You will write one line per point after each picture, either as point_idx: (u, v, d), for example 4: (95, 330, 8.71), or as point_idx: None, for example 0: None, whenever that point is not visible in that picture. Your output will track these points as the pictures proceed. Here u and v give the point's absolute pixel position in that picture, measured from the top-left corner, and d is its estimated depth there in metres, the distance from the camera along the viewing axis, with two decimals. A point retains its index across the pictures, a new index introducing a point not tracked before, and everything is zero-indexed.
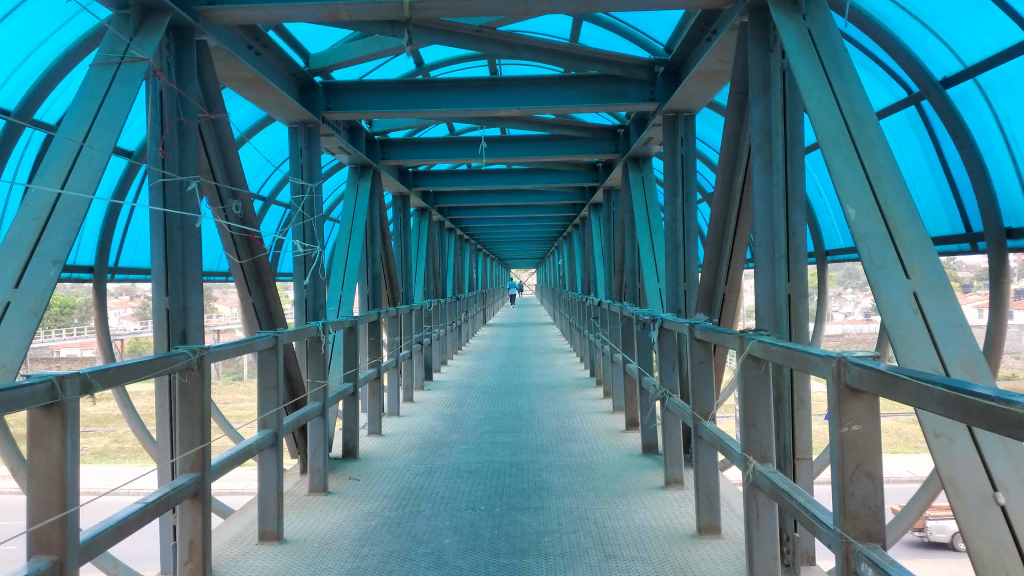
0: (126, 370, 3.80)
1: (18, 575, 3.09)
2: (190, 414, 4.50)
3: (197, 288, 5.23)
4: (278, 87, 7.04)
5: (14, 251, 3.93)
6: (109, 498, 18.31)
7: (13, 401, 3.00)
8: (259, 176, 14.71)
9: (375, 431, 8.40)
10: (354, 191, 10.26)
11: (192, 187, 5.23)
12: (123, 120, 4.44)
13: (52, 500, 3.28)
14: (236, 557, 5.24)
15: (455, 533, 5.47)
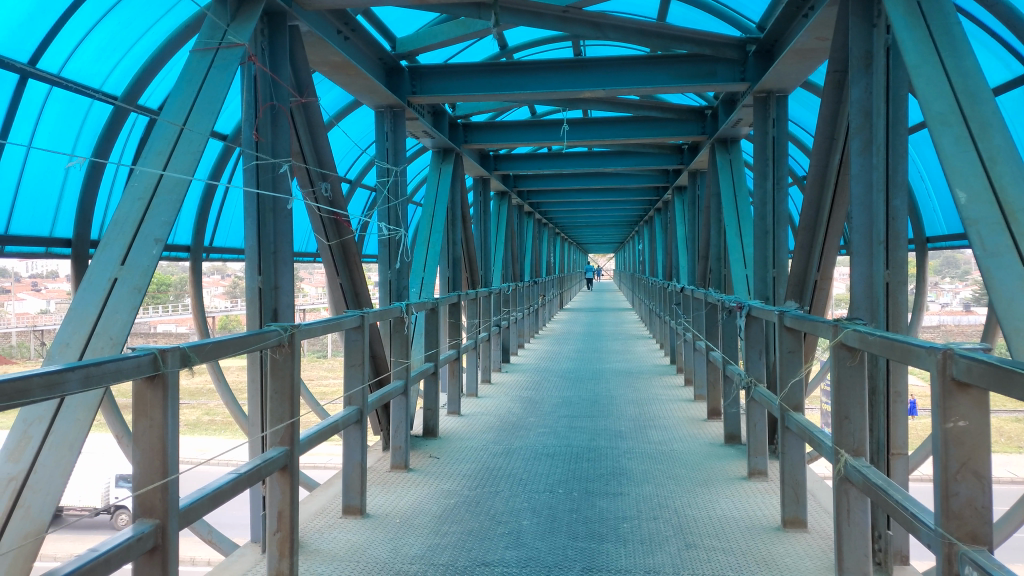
0: (221, 345, 3.95)
1: (124, 537, 3.27)
2: (280, 389, 4.65)
3: (288, 268, 5.38)
4: (366, 71, 7.14)
5: (120, 231, 4.12)
6: (205, 469, 19.16)
7: (121, 372, 3.16)
8: (347, 158, 15.07)
9: (454, 411, 8.51)
10: (436, 174, 10.36)
11: (284, 169, 5.37)
12: (220, 104, 4.60)
13: (154, 467, 3.45)
14: (321, 529, 5.41)
15: (533, 514, 5.50)
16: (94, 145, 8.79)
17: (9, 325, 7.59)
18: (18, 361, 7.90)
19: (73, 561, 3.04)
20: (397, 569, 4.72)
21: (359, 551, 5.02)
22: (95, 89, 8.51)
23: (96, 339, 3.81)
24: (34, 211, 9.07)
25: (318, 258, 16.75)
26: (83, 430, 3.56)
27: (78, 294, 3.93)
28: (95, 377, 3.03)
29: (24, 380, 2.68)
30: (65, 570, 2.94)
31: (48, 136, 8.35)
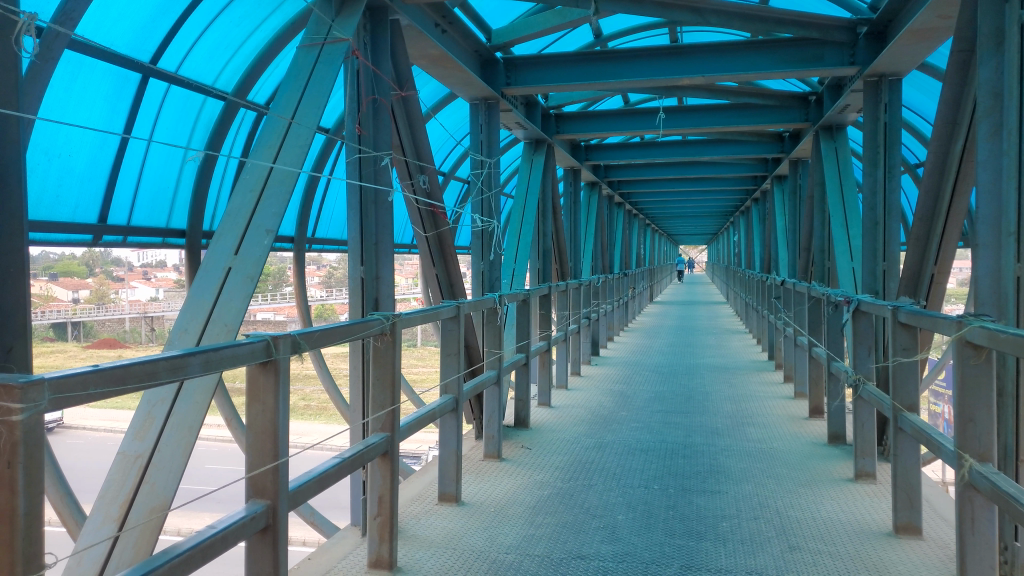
0: (329, 333, 4.08)
1: (238, 515, 3.42)
2: (382, 376, 4.77)
3: (389, 259, 5.50)
4: (463, 63, 7.19)
5: (234, 222, 4.28)
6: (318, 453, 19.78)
7: (237, 357, 3.29)
8: (442, 150, 15.26)
9: (544, 402, 8.51)
10: (528, 165, 10.35)
11: (386, 162, 5.48)
12: (327, 98, 4.73)
13: (266, 450, 3.57)
14: (418, 515, 5.51)
15: (629, 509, 5.43)
16: (207, 140, 9.19)
17: (125, 311, 8.05)
18: (134, 346, 8.38)
19: (194, 536, 3.18)
20: (493, 559, 4.77)
21: (455, 538, 5.10)
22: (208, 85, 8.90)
23: (213, 325, 3.97)
24: (153, 202, 9.57)
25: (410, 249, 17.07)
26: (201, 413, 3.72)
27: (195, 283, 4.11)
28: (215, 362, 3.17)
29: (150, 363, 2.82)
30: (188, 544, 3.08)
31: (166, 132, 8.79)
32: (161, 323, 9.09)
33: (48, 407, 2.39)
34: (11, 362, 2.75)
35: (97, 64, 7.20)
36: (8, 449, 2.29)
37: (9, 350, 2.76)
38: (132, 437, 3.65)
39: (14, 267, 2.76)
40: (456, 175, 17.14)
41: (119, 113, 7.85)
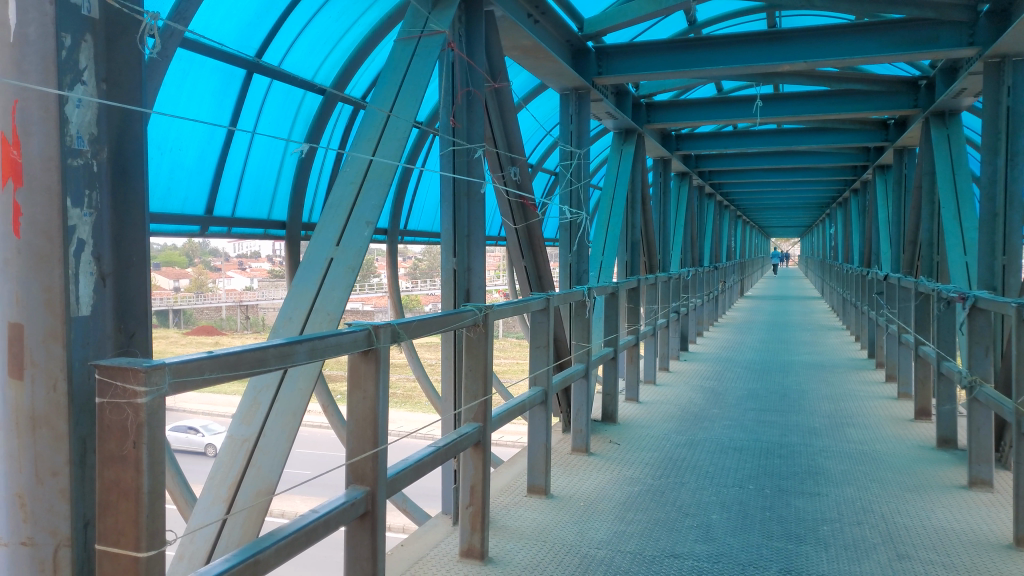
0: (425, 324, 4.15)
1: (339, 500, 3.50)
2: (475, 367, 4.78)
3: (480, 250, 5.51)
4: (555, 53, 7.14)
5: (335, 213, 4.38)
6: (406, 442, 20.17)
7: (340, 347, 3.38)
8: (531, 140, 15.24)
9: (632, 397, 8.39)
10: (618, 155, 10.21)
11: (479, 154, 5.51)
12: (423, 92, 4.76)
13: (366, 437, 3.65)
14: (508, 506, 5.53)
15: (723, 509, 5.30)
16: (306, 133, 9.44)
17: (222, 301, 8.38)
18: (231, 335, 8.73)
19: (298, 520, 3.26)
20: (584, 553, 4.72)
21: (545, 531, 5.09)
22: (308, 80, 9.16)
23: (316, 315, 4.08)
24: (255, 195, 9.93)
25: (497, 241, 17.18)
26: (304, 399, 3.79)
27: (299, 274, 4.22)
28: (320, 350, 3.27)
29: (261, 351, 2.91)
30: (292, 527, 3.16)
31: (268, 127, 9.09)
32: (255, 311, 9.45)
33: (169, 391, 2.48)
34: (133, 347, 2.90)
35: (205, 60, 7.50)
36: (134, 430, 2.39)
37: (132, 335, 2.90)
38: (239, 421, 3.79)
39: (136, 256, 2.88)
40: (543, 167, 17.13)
41: (225, 107, 8.16)
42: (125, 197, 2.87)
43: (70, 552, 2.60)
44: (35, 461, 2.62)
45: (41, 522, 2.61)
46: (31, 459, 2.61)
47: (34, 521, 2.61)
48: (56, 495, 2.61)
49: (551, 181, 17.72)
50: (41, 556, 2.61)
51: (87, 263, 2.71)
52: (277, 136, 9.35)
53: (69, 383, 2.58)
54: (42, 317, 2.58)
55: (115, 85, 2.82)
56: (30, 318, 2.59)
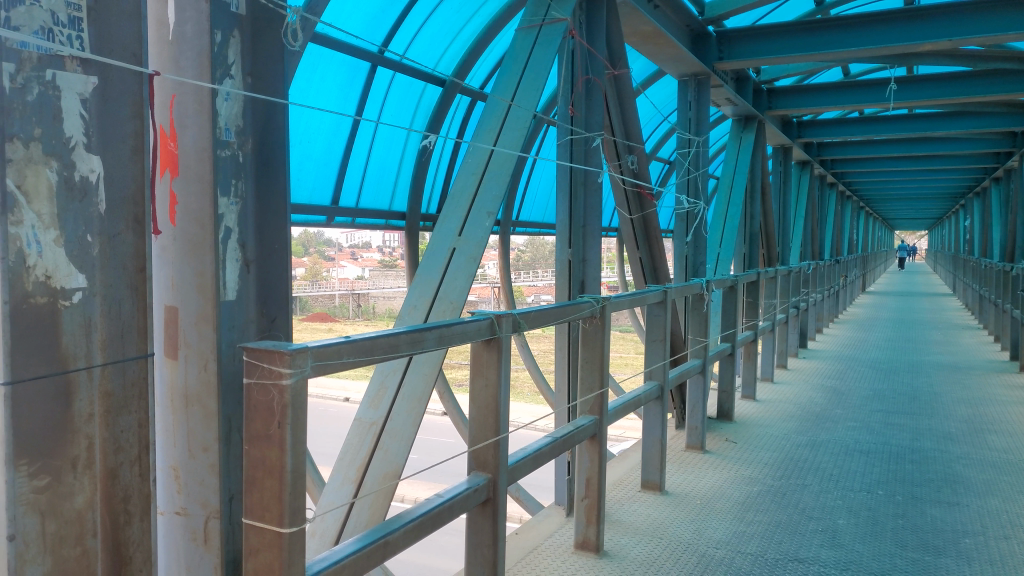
0: (544, 314, 4.15)
1: (461, 485, 3.55)
2: (591, 359, 4.75)
3: (596, 241, 5.46)
4: (675, 39, 6.97)
5: (458, 204, 4.44)
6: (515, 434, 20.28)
7: (465, 335, 3.44)
8: (648, 126, 14.97)
9: (749, 394, 8.13)
10: (736, 144, 9.89)
11: (596, 143, 5.45)
12: (544, 80, 4.74)
13: (488, 424, 3.69)
14: (622, 500, 5.47)
15: (850, 514, 5.03)
16: (427, 125, 9.59)
17: (335, 288, 8.98)
18: (347, 322, 9.45)
19: (423, 504, 3.33)
20: (702, 553, 4.60)
21: (661, 527, 4.99)
22: (429, 70, 9.29)
23: (440, 303, 4.16)
24: (377, 186, 10.20)
25: (610, 232, 16.99)
26: (429, 384, 3.87)
27: (423, 263, 4.31)
28: (448, 338, 3.33)
29: (393, 336, 2.99)
30: (418, 511, 3.22)
31: (390, 118, 9.28)
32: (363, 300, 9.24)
33: (311, 373, 2.57)
34: (276, 331, 3.01)
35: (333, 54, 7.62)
36: (279, 410, 2.48)
37: (274, 320, 3.01)
38: (367, 405, 3.93)
39: (279, 243, 2.98)
40: (658, 156, 16.76)
41: (350, 98, 8.41)
42: (268, 187, 2.97)
43: (218, 524, 2.76)
44: (189, 436, 2.80)
45: (194, 494, 2.80)
46: (184, 435, 2.80)
47: (187, 493, 2.80)
48: (206, 469, 2.78)
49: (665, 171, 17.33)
50: (195, 526, 2.79)
51: (233, 249, 2.83)
52: (399, 126, 9.53)
53: (219, 364, 2.73)
54: (195, 301, 2.75)
55: (260, 78, 2.92)
56: (185, 302, 2.78)
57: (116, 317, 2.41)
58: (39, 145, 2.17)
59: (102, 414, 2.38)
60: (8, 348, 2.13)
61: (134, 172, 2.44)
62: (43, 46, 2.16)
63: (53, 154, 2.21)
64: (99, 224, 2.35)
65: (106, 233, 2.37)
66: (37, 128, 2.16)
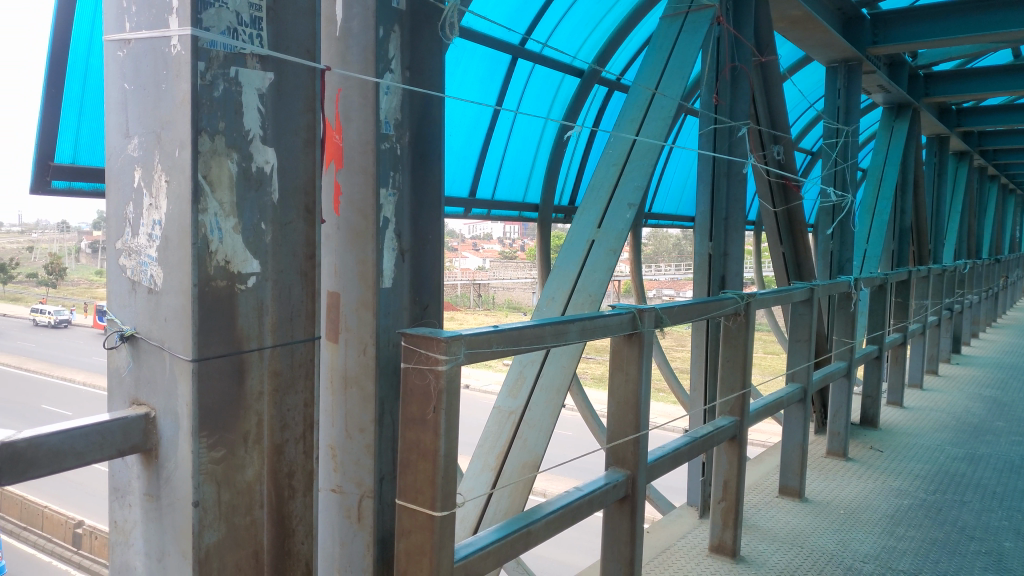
0: (687, 309, 4.06)
1: (600, 479, 3.53)
2: (732, 358, 4.61)
3: (739, 235, 5.34)
4: (826, 23, 6.63)
5: (597, 195, 4.40)
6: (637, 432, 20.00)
7: (607, 329, 3.41)
8: (796, 111, 14.28)
9: (896, 401, 7.65)
10: (887, 134, 9.30)
11: (742, 133, 5.35)
12: (689, 69, 4.63)
13: (628, 421, 3.64)
14: (759, 505, 5.27)
15: (1019, 538, 4.63)
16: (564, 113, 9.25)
17: (457, 279, 9.05)
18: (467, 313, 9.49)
19: (563, 496, 3.33)
20: (849, 565, 4.36)
21: (802, 536, 4.77)
22: (569, 55, 8.99)
23: (578, 295, 4.11)
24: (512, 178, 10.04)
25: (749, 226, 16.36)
26: (568, 376, 3.86)
27: (561, 254, 4.31)
28: (590, 330, 3.31)
29: (539, 328, 3.01)
30: (559, 503, 3.22)
31: (529, 106, 9.03)
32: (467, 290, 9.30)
33: (464, 361, 2.62)
34: (428, 318, 3.10)
35: (479, 48, 7.49)
36: (434, 395, 2.54)
37: (426, 308, 3.11)
38: (507, 394, 3.97)
39: (432, 234, 3.07)
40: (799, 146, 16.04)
41: (492, 83, 8.23)
42: (423, 179, 3.05)
43: (371, 503, 2.88)
44: (347, 417, 2.95)
45: (350, 473, 2.93)
46: (343, 415, 2.95)
47: (344, 471, 2.95)
48: (363, 449, 2.92)
49: (806, 163, 16.49)
50: (349, 504, 2.92)
51: (391, 239, 2.94)
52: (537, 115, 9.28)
53: (377, 348, 2.88)
54: (356, 287, 2.90)
55: (418, 72, 3.00)
56: (347, 288, 2.94)
57: (287, 300, 2.55)
58: (223, 137, 2.30)
59: (271, 392, 2.52)
60: (195, 328, 2.25)
61: (305, 163, 2.57)
62: (229, 45, 2.30)
63: (234, 146, 2.34)
64: (273, 212, 2.48)
65: (278, 221, 2.50)
66: (222, 122, 2.29)
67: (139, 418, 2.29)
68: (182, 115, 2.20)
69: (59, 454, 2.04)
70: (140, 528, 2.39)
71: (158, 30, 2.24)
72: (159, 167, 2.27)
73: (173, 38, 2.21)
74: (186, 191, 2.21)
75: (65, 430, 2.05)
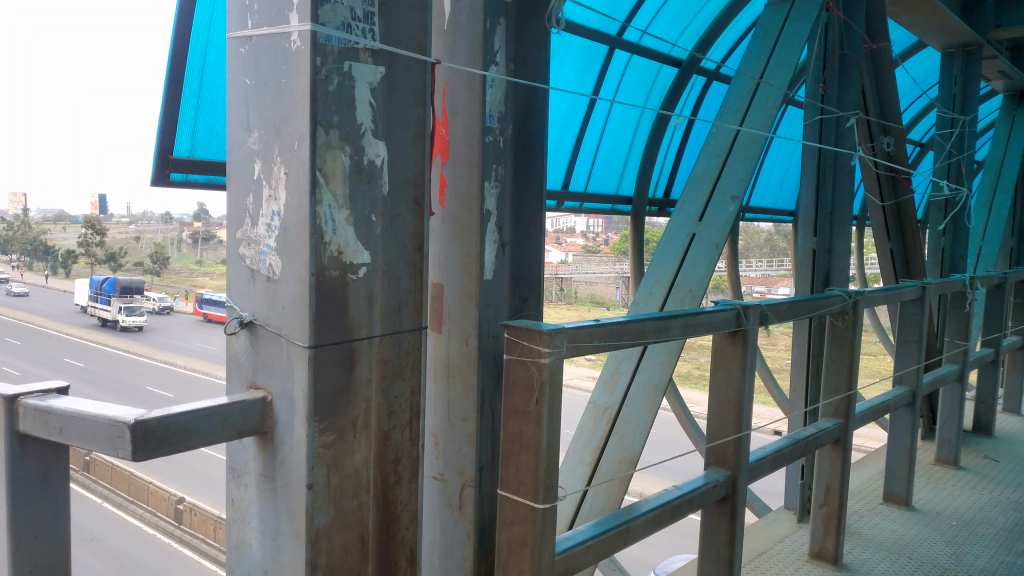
0: (794, 307, 3.94)
1: (699, 478, 3.46)
2: (838, 358, 4.45)
3: (845, 230, 5.17)
4: (944, 6, 6.27)
5: (698, 187, 4.33)
6: None
7: (710, 325, 3.34)
8: (907, 99, 13.62)
9: (1012, 408, 7.20)
10: (1008, 123, 8.71)
11: (850, 124, 5.12)
12: (797, 57, 4.46)
13: (729, 420, 3.56)
14: (862, 511, 5.06)
15: None
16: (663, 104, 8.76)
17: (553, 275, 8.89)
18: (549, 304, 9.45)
19: (662, 493, 3.28)
20: None
21: (910, 546, 4.55)
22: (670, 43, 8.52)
23: (677, 290, 4.04)
24: (607, 170, 9.68)
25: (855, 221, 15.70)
26: (667, 373, 3.76)
27: (660, 249, 4.25)
28: (693, 327, 3.25)
29: (641, 323, 2.97)
30: (658, 501, 3.18)
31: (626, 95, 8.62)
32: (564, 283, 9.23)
33: (568, 354, 2.61)
34: (528, 310, 3.11)
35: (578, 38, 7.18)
36: (538, 387, 2.54)
37: (525, 300, 3.11)
38: (602, 389, 3.95)
39: (533, 227, 3.07)
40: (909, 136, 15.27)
41: (590, 72, 7.90)
42: (526, 172, 3.05)
43: (472, 492, 2.93)
44: (449, 406, 3.00)
45: (451, 461, 2.99)
46: (445, 404, 3.00)
47: (445, 459, 3.00)
48: (464, 438, 2.96)
49: (914, 154, 15.64)
50: (450, 492, 2.98)
51: (492, 231, 2.95)
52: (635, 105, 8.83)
53: (479, 339, 2.92)
54: (460, 279, 2.93)
55: (522, 64, 3.00)
56: (450, 280, 2.98)
57: (395, 290, 2.61)
58: (337, 131, 2.35)
59: (379, 379, 2.57)
60: (311, 315, 2.32)
61: (414, 155, 2.62)
62: (343, 40, 2.34)
63: (347, 140, 2.39)
64: (383, 205, 2.53)
65: (388, 214, 2.56)
66: (335, 116, 2.34)
67: (258, 401, 2.39)
68: (300, 109, 2.26)
69: (187, 433, 2.16)
70: (256, 507, 2.49)
71: (279, 26, 2.31)
72: (278, 159, 2.34)
73: (293, 33, 2.27)
74: (304, 183, 2.28)
75: (191, 409, 2.17)
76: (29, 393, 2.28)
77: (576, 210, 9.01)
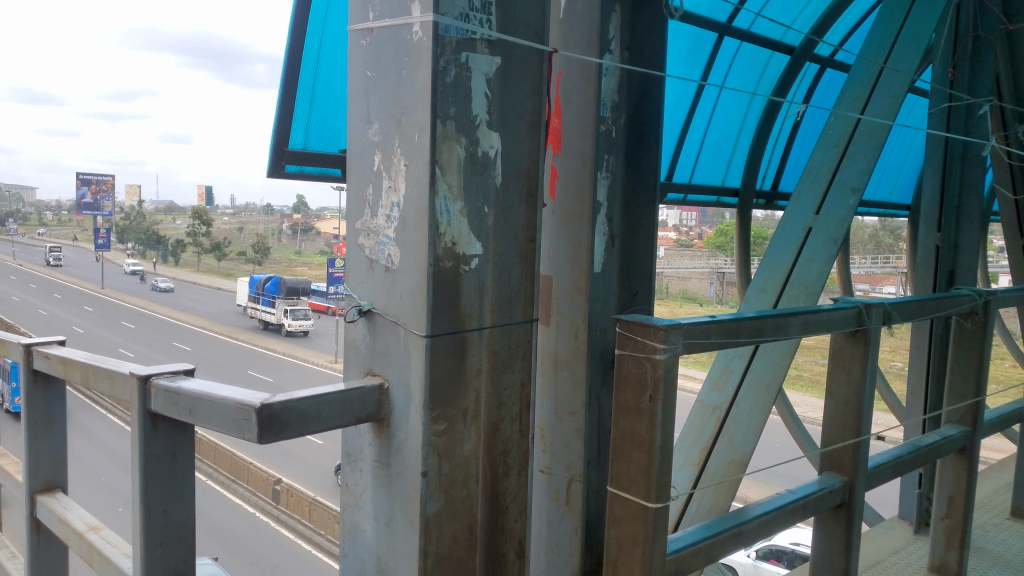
0: (921, 306, 3.74)
1: (813, 484, 3.31)
2: (964, 362, 4.17)
3: (973, 225, 4.85)
4: None
5: (814, 179, 4.17)
6: None
7: (831, 323, 3.20)
8: None
9: None
10: None
11: (983, 110, 4.77)
12: (926, 38, 4.19)
13: (848, 424, 3.39)
14: (986, 526, 4.76)
15: None
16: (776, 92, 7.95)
17: None
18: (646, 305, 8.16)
19: (775, 497, 3.15)
20: None
21: None
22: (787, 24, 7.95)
23: (792, 287, 3.97)
24: (712, 160, 9.14)
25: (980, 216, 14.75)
26: (780, 373, 3.64)
27: (773, 242, 4.18)
28: (813, 325, 3.10)
29: (759, 320, 2.87)
30: (771, 504, 3.05)
31: (736, 82, 7.82)
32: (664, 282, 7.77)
33: (683, 351, 2.54)
34: (637, 304, 3.04)
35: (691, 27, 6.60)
36: (652, 383, 2.47)
37: (635, 295, 3.04)
38: (710, 388, 3.86)
39: (645, 219, 3.00)
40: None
41: (697, 60, 7.12)
42: (638, 163, 2.99)
43: (580, 487, 2.90)
44: (557, 400, 2.98)
45: (559, 455, 2.97)
46: (553, 398, 2.98)
47: (552, 453, 2.99)
48: (572, 432, 2.93)
49: None
50: (558, 487, 2.96)
51: (602, 223, 2.90)
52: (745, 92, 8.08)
53: (588, 333, 2.87)
54: (570, 272, 2.90)
55: (637, 52, 2.93)
56: (561, 272, 2.95)
57: (506, 282, 2.60)
58: (453, 122, 2.35)
59: (489, 370, 2.57)
60: (428, 305, 2.33)
61: (529, 146, 2.61)
62: (462, 30, 2.35)
63: (463, 131, 2.39)
64: (497, 197, 2.53)
65: (501, 206, 2.55)
66: (453, 107, 2.34)
67: (375, 388, 2.43)
68: (421, 100, 2.27)
69: (308, 418, 2.21)
70: (370, 492, 2.53)
71: (401, 18, 2.33)
72: (399, 151, 2.37)
73: (415, 25, 2.29)
74: (423, 174, 2.29)
75: (313, 394, 2.22)
76: (159, 374, 2.40)
77: (678, 204, 8.55)
